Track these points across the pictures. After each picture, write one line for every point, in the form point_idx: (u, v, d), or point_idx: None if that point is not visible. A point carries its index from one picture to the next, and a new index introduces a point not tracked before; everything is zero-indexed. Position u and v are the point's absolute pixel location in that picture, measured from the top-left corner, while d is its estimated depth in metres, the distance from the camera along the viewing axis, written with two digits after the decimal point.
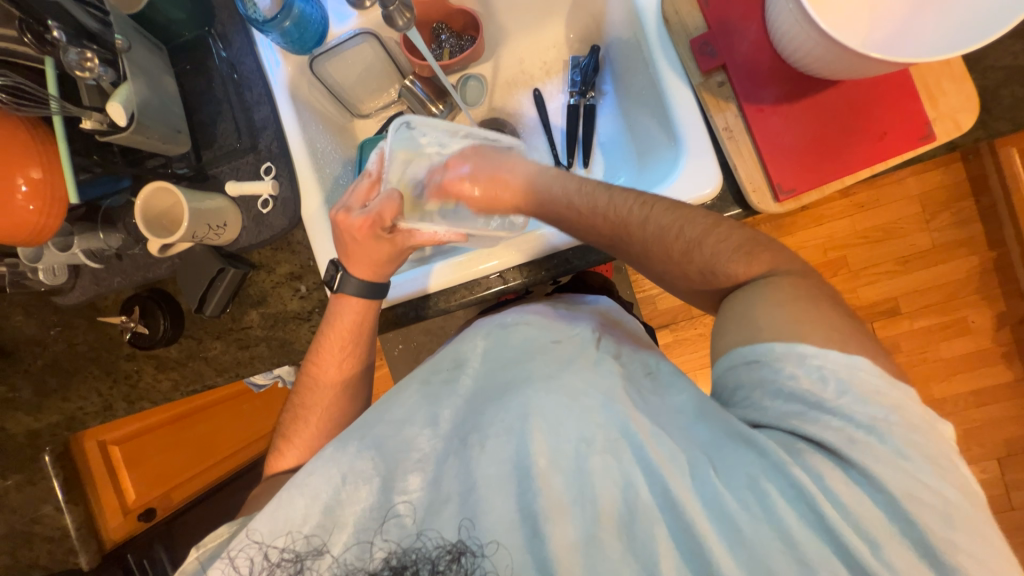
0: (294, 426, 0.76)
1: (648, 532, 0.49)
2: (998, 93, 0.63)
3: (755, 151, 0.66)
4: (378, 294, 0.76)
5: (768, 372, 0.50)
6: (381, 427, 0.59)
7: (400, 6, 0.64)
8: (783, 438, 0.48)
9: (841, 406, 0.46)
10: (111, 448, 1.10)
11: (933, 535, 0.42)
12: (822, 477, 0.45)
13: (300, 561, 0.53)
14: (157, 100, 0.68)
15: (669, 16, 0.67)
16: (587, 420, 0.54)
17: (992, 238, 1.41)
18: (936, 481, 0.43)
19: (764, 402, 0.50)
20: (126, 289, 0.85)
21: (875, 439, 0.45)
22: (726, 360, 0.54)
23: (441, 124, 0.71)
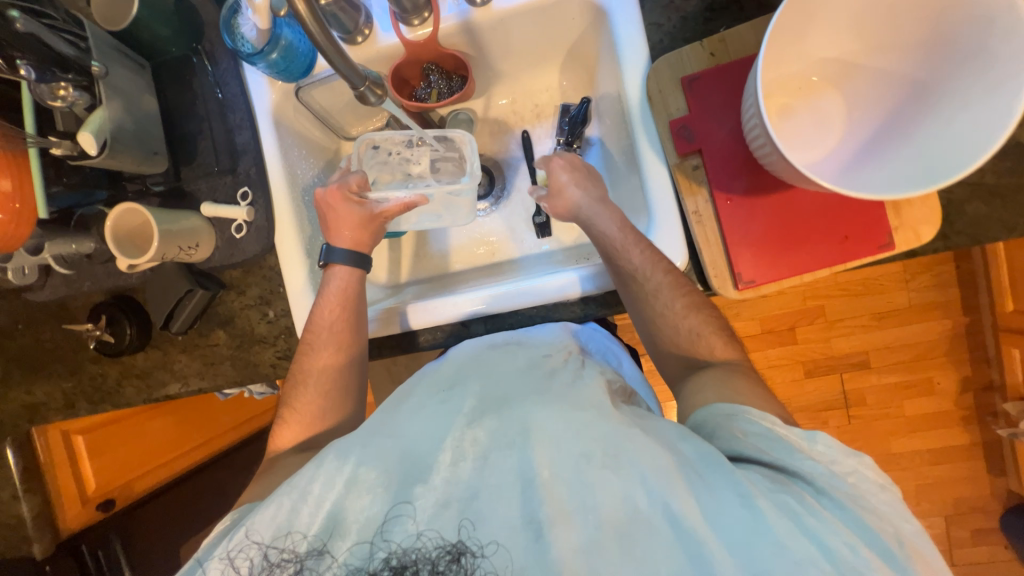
0: (293, 398, 0.75)
1: (650, 543, 0.46)
2: (962, 208, 0.64)
3: (720, 238, 0.67)
4: (364, 264, 0.77)
5: (747, 419, 0.56)
6: (369, 438, 0.54)
7: (371, 83, 0.61)
8: (771, 473, 0.51)
9: (812, 453, 0.52)
10: (76, 438, 1.07)
11: (906, 560, 0.45)
12: (805, 500, 0.47)
13: (300, 561, 0.49)
14: (133, 123, 0.69)
15: (652, 93, 0.68)
16: (584, 433, 0.51)
17: (966, 305, 1.43)
18: (895, 520, 0.48)
19: (738, 442, 0.54)
20: (95, 293, 0.85)
21: (841, 483, 0.49)
22: (705, 410, 0.59)
23: (396, 138, 0.77)
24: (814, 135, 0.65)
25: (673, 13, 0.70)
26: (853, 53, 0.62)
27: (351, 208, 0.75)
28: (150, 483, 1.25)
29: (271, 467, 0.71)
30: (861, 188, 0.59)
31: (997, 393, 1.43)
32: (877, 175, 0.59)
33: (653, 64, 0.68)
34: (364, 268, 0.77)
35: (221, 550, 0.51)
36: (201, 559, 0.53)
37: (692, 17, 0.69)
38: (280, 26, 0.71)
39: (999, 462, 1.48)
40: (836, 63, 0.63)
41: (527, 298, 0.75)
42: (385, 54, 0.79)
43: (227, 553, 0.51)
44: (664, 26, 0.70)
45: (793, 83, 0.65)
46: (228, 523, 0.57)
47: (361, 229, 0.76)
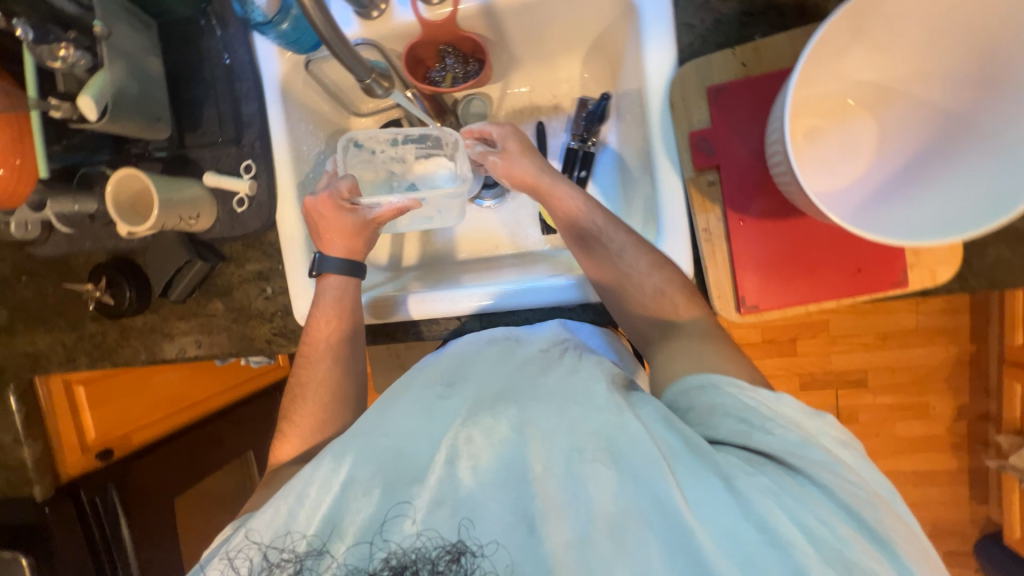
0: (293, 406, 0.74)
1: (640, 533, 0.47)
2: (985, 251, 0.61)
3: (728, 258, 0.65)
4: (357, 272, 0.76)
5: (717, 394, 0.54)
6: (361, 438, 0.54)
7: (377, 75, 0.61)
8: (750, 455, 0.49)
9: (781, 423, 0.50)
10: (76, 387, 1.11)
11: (875, 522, 0.45)
12: (783, 480, 0.47)
13: (300, 561, 0.50)
14: (136, 87, 0.67)
15: (675, 100, 0.65)
16: (575, 428, 0.51)
17: (974, 333, 1.40)
18: (863, 480, 0.48)
19: (713, 422, 0.52)
20: (96, 254, 0.85)
21: (811, 451, 0.49)
22: (680, 386, 0.57)
23: (381, 137, 0.75)
24: (842, 161, 0.61)
25: (707, 14, 0.65)
26: (893, 78, 0.58)
27: (343, 215, 0.74)
28: (149, 437, 1.26)
29: (273, 477, 0.70)
30: (885, 225, 0.56)
31: (992, 424, 1.43)
32: (902, 213, 0.56)
33: (679, 69, 0.64)
34: (358, 274, 0.76)
35: (222, 551, 0.53)
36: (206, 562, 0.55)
37: (727, 20, 0.65)
38: None
39: (983, 490, 1.48)
40: (874, 87, 0.60)
41: (525, 300, 0.74)
42: (400, 32, 0.75)
43: (229, 553, 0.52)
44: (696, 27, 0.66)
45: (826, 103, 0.61)
46: (232, 528, 0.58)
47: (354, 236, 0.75)
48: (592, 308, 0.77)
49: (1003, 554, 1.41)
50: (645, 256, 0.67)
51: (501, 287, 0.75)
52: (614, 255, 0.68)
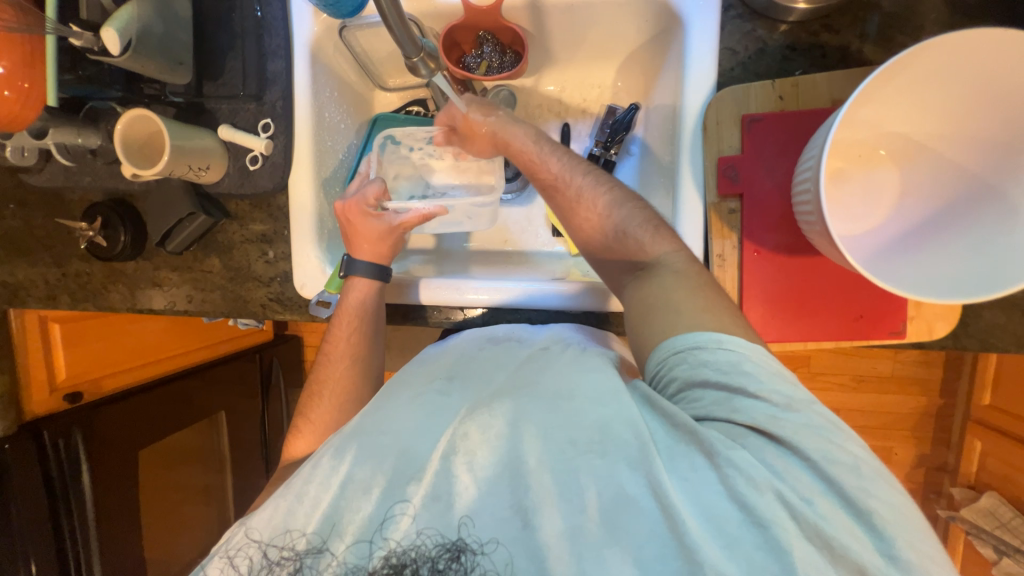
0: (309, 403, 0.73)
1: (634, 521, 0.46)
2: (980, 313, 0.63)
3: (737, 287, 0.66)
4: (383, 276, 0.74)
5: (693, 358, 0.52)
6: (360, 433, 0.55)
7: (425, 56, 0.63)
8: (729, 428, 0.48)
9: (755, 388, 0.49)
10: (51, 324, 1.08)
11: (849, 486, 0.44)
12: (763, 457, 0.46)
13: (299, 560, 0.49)
14: (162, 27, 0.64)
15: (709, 124, 0.65)
16: (571, 421, 0.52)
17: (946, 388, 1.45)
18: (844, 441, 0.46)
19: (695, 393, 0.51)
20: (94, 192, 0.82)
21: (787, 414, 0.47)
22: (658, 355, 0.55)
23: (419, 134, 0.79)
24: (861, 207, 0.62)
25: (752, 42, 0.66)
26: (922, 133, 0.59)
27: (372, 221, 0.73)
28: (120, 384, 1.23)
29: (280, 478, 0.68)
30: (893, 277, 0.57)
31: (947, 475, 1.48)
32: (913, 267, 0.57)
33: (718, 94, 0.64)
34: (384, 278, 0.74)
35: (222, 550, 0.52)
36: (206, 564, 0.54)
37: (771, 51, 0.65)
38: None
39: None
40: (903, 138, 0.61)
41: (538, 302, 0.74)
42: (443, 11, 0.74)
43: (228, 551, 0.51)
44: (739, 54, 0.66)
45: (854, 148, 0.62)
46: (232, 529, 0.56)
47: (378, 241, 0.74)
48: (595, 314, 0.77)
49: None
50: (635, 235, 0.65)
51: (520, 287, 0.74)
52: (621, 236, 0.64)
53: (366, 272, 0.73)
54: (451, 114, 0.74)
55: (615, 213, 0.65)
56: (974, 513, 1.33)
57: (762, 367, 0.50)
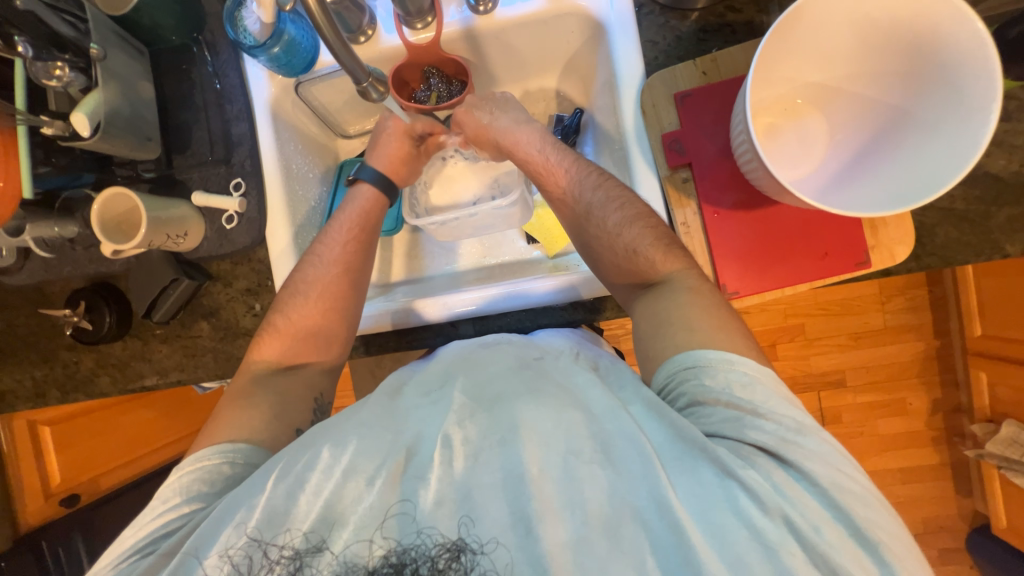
0: (291, 297, 0.73)
1: (637, 534, 0.47)
2: (934, 231, 0.67)
3: (707, 249, 0.69)
4: (389, 193, 0.83)
5: (705, 375, 0.55)
6: (360, 433, 0.53)
7: (373, 80, 0.63)
8: (739, 447, 0.50)
9: (769, 410, 0.52)
10: (42, 428, 1.06)
11: (858, 515, 0.47)
12: (769, 474, 0.48)
13: (298, 560, 0.48)
14: (129, 108, 0.69)
15: (646, 107, 0.70)
16: (573, 429, 0.52)
17: (938, 327, 1.46)
18: (851, 471, 0.50)
19: (706, 409, 0.53)
20: (75, 279, 0.83)
21: (801, 440, 0.50)
22: (668, 367, 0.58)
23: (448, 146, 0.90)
24: (796, 154, 0.70)
25: (669, 32, 0.73)
26: (834, 78, 0.66)
27: (389, 134, 0.82)
28: (119, 478, 1.19)
29: (251, 393, 0.66)
30: (838, 206, 0.62)
31: (965, 415, 1.46)
32: (854, 194, 0.62)
33: (649, 79, 0.70)
34: (388, 194, 0.82)
35: (218, 546, 0.48)
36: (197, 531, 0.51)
37: (687, 36, 0.72)
38: (284, 21, 0.71)
39: (967, 483, 1.51)
40: (819, 87, 0.68)
41: (522, 301, 0.76)
42: (387, 54, 0.80)
43: (228, 550, 0.48)
44: (660, 44, 0.73)
45: (780, 104, 0.70)
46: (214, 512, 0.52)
47: (402, 164, 0.83)
48: (582, 306, 0.77)
49: (993, 546, 1.42)
50: (601, 214, 0.69)
51: (503, 290, 0.77)
52: (631, 255, 0.66)
53: (376, 186, 0.81)
54: (459, 122, 0.79)
55: (626, 232, 0.67)
56: (999, 446, 1.31)
57: (773, 394, 0.54)
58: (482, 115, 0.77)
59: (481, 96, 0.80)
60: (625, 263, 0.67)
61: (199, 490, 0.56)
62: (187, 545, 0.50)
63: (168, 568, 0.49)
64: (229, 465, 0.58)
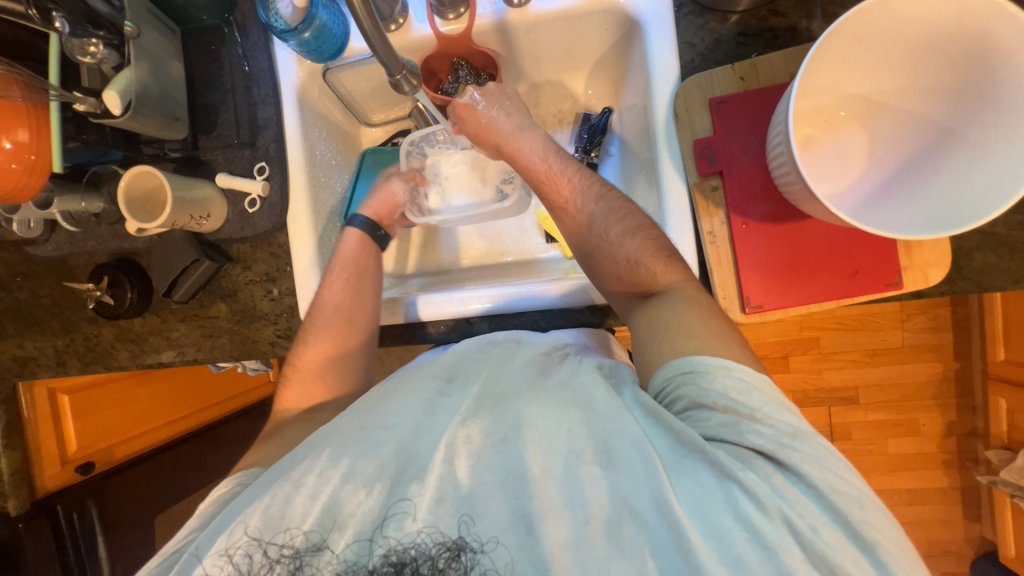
0: (297, 346, 0.75)
1: (637, 537, 0.47)
2: (971, 256, 0.65)
3: (732, 260, 0.68)
4: (377, 238, 0.82)
5: (702, 380, 0.53)
6: (363, 435, 0.54)
7: (407, 73, 0.62)
8: (737, 451, 0.49)
9: (765, 414, 0.51)
10: (61, 397, 1.06)
11: (854, 518, 0.46)
12: (769, 478, 0.47)
13: (299, 558, 0.48)
14: (159, 87, 0.69)
15: (680, 111, 0.69)
16: (575, 432, 0.52)
17: (959, 349, 1.42)
18: (847, 474, 0.49)
19: (703, 412, 0.52)
20: (99, 254, 0.84)
21: (796, 443, 0.49)
22: (665, 372, 0.56)
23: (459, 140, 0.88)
24: (830, 168, 0.68)
25: (707, 34, 0.71)
26: (878, 91, 0.64)
27: (386, 182, 0.84)
28: (132, 449, 1.22)
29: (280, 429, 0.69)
30: (875, 224, 0.60)
31: (980, 441, 1.43)
32: (892, 212, 0.60)
33: (684, 82, 0.69)
34: (375, 239, 0.81)
35: (218, 547, 0.50)
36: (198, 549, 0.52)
37: (726, 39, 0.70)
38: (316, 6, 0.71)
39: (976, 508, 1.48)
40: (862, 99, 0.65)
41: (534, 303, 0.75)
42: (417, 44, 0.78)
43: (228, 550, 0.49)
44: (697, 46, 0.71)
45: (818, 115, 0.67)
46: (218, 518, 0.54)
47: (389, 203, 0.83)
48: (598, 309, 0.76)
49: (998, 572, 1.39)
50: (626, 218, 0.68)
51: (515, 289, 0.76)
52: (632, 266, 0.65)
53: (360, 229, 0.80)
54: (460, 114, 0.76)
55: (628, 242, 0.66)
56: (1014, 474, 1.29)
57: (768, 398, 0.52)
58: (489, 110, 0.75)
59: (489, 95, 0.76)
60: (626, 274, 0.66)
61: (209, 509, 0.58)
62: (190, 549, 0.52)
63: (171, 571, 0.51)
64: (240, 486, 0.59)
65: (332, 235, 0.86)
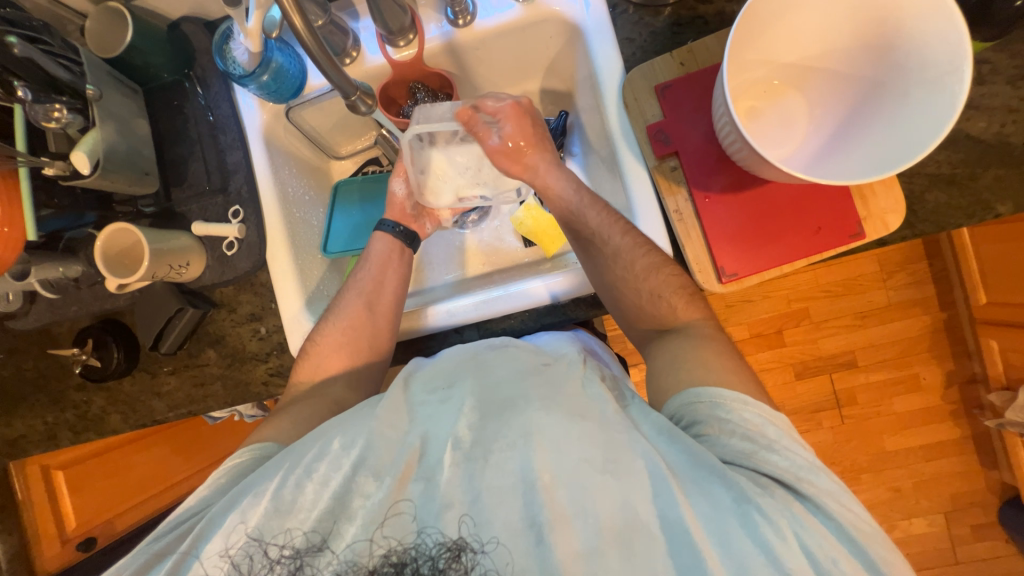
0: (320, 331, 0.76)
1: (648, 545, 0.47)
2: (924, 197, 0.68)
3: (701, 234, 0.70)
4: (411, 243, 0.84)
5: (721, 412, 0.55)
6: (372, 425, 0.54)
7: (362, 93, 0.64)
8: (749, 475, 0.51)
9: (781, 445, 0.53)
10: (55, 472, 1.06)
11: (872, 550, 0.47)
12: (788, 506, 0.48)
13: (298, 558, 0.48)
14: (125, 145, 0.71)
15: (629, 101, 0.72)
16: (587, 438, 0.52)
17: (943, 299, 1.45)
18: (858, 507, 0.50)
19: (720, 438, 0.54)
20: (82, 318, 0.84)
21: (813, 477, 0.51)
22: (684, 397, 0.59)
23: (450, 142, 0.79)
24: (777, 136, 0.71)
25: (643, 28, 0.75)
26: (808, 57, 0.68)
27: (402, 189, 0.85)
28: (136, 518, 1.20)
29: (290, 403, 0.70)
30: (826, 177, 0.63)
31: (981, 385, 1.44)
32: (840, 165, 0.63)
33: (628, 74, 0.73)
34: (409, 244, 0.84)
35: (219, 546, 0.49)
36: (192, 548, 0.50)
37: (661, 31, 0.75)
38: (271, 50, 0.73)
39: (990, 455, 1.48)
40: (795, 68, 0.70)
41: (523, 304, 0.75)
42: (372, 74, 0.82)
43: (227, 550, 0.48)
44: (636, 40, 0.75)
45: (758, 86, 0.71)
46: (222, 501, 0.52)
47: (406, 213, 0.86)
48: (585, 301, 0.78)
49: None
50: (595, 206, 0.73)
51: (504, 294, 0.76)
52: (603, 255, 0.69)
53: (392, 233, 0.83)
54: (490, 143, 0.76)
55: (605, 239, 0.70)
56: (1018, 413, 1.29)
57: (783, 434, 0.54)
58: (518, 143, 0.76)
59: (513, 122, 0.76)
60: (649, 307, 0.69)
61: (223, 481, 0.58)
62: (184, 545, 0.50)
63: (165, 569, 0.49)
64: (258, 459, 0.60)
65: (314, 268, 0.87)
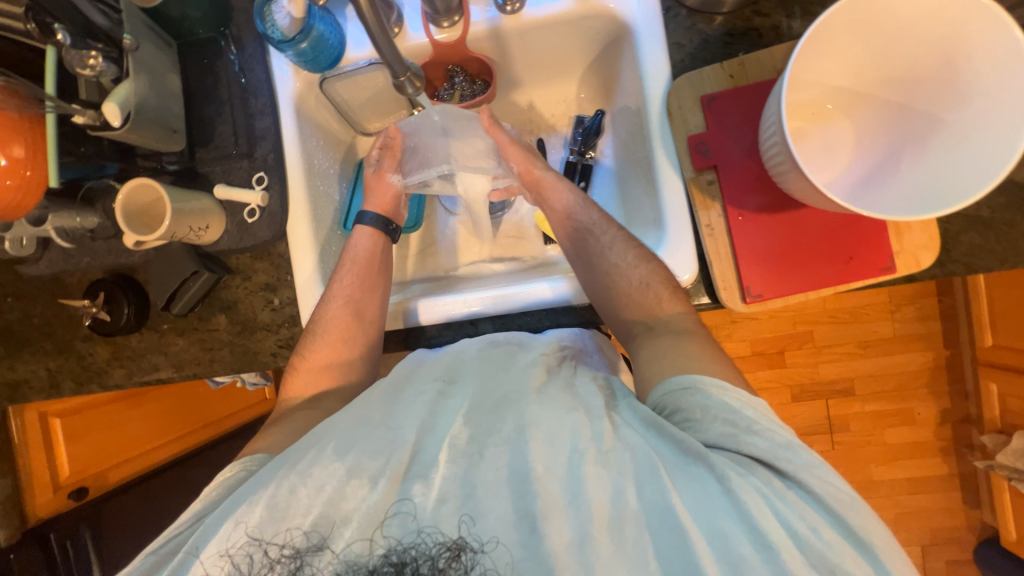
0: (309, 339, 0.74)
1: (638, 535, 0.47)
2: (959, 238, 0.67)
3: (731, 252, 0.69)
4: (388, 232, 0.83)
5: (701, 397, 0.55)
6: (367, 431, 0.54)
7: (411, 74, 0.62)
8: (732, 457, 0.50)
9: (760, 426, 0.52)
10: (54, 421, 1.05)
11: (854, 523, 0.46)
12: (768, 482, 0.48)
13: (299, 558, 0.48)
14: (156, 98, 0.69)
15: (672, 109, 0.71)
16: (578, 432, 0.52)
17: (949, 336, 1.45)
18: (835, 478, 0.49)
19: (700, 424, 0.53)
20: (94, 270, 0.83)
21: (792, 454, 0.50)
22: (666, 386, 0.58)
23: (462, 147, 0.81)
24: (819, 162, 0.71)
25: (695, 35, 0.73)
26: (861, 84, 0.67)
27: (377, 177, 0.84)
28: (127, 473, 1.20)
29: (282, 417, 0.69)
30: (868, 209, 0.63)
31: (975, 426, 1.45)
32: (882, 198, 0.63)
33: (675, 82, 0.71)
34: (388, 235, 0.83)
35: (218, 547, 0.49)
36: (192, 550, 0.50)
37: (713, 40, 0.73)
38: (313, 17, 0.72)
39: (975, 494, 1.49)
40: (847, 93, 0.69)
41: (522, 304, 0.75)
42: (413, 52, 0.80)
43: (227, 550, 0.48)
44: (686, 47, 0.74)
45: (807, 109, 0.71)
46: (214, 512, 0.53)
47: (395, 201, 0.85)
48: None
49: (1000, 556, 1.40)
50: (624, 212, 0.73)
51: (500, 294, 0.75)
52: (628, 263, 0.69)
53: (371, 225, 0.81)
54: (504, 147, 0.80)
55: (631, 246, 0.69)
56: (1009, 457, 1.30)
57: (762, 415, 0.53)
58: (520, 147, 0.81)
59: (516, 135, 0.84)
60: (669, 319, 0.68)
61: (214, 495, 0.57)
62: (185, 547, 0.51)
63: (167, 569, 0.50)
64: (245, 471, 0.60)
65: (332, 243, 0.85)
